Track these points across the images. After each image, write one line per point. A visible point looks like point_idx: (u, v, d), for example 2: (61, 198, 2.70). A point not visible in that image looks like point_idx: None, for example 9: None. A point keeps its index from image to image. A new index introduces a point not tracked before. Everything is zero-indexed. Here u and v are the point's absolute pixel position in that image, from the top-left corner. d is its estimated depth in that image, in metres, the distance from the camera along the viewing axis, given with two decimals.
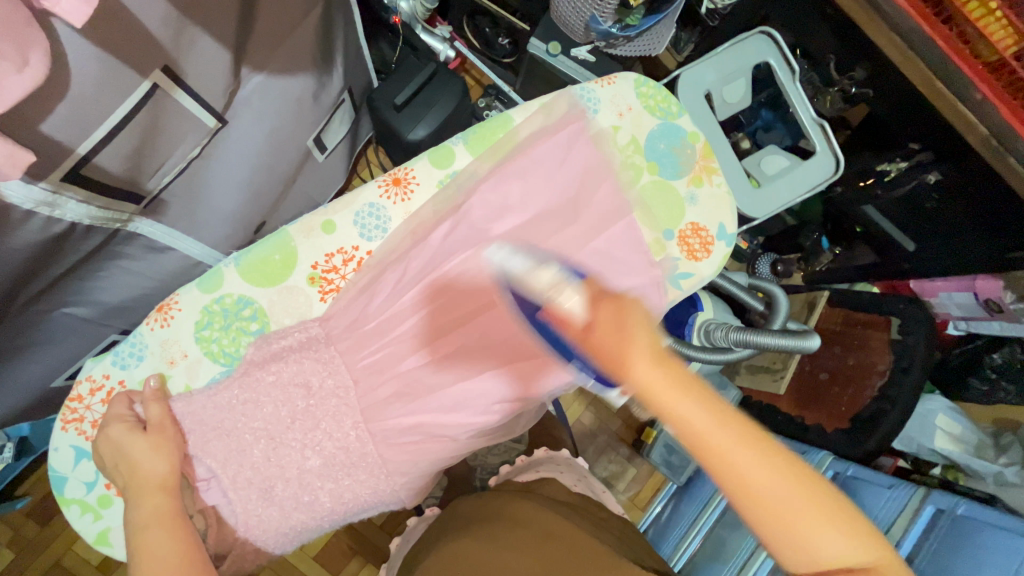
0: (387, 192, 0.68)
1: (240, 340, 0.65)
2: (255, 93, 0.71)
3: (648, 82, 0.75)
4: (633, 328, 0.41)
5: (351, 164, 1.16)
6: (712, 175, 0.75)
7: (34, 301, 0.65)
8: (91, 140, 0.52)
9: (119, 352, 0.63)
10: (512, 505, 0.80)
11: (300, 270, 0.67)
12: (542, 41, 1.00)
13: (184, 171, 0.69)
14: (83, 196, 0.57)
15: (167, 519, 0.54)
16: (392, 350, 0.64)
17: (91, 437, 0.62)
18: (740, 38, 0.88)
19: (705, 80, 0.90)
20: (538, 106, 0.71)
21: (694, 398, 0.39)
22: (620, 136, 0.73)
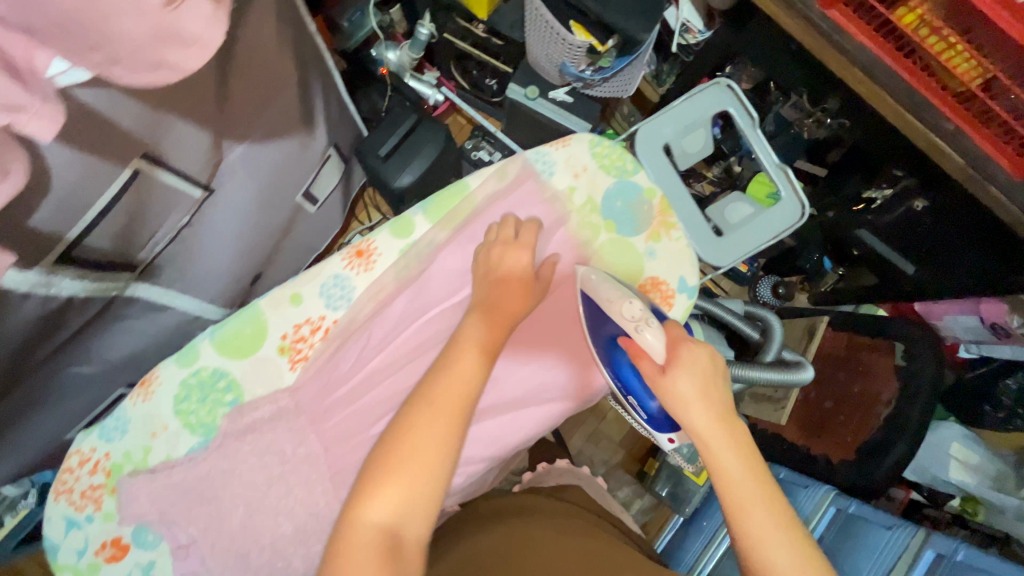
0: (350, 263, 0.68)
1: (216, 411, 0.64)
2: (237, 164, 0.75)
3: (603, 141, 0.75)
4: (706, 377, 0.57)
5: (347, 209, 1.20)
6: (671, 230, 0.75)
7: (44, 366, 0.69)
8: (80, 225, 0.56)
9: (105, 426, 0.63)
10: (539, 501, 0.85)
11: (270, 342, 0.66)
12: (521, 86, 1.02)
13: (174, 238, 0.74)
14: (77, 272, 0.61)
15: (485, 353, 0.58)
16: (366, 414, 0.68)
17: (83, 506, 0.61)
18: (694, 90, 0.83)
19: (662, 134, 0.86)
20: (492, 172, 0.72)
21: (741, 462, 0.54)
22: (576, 196, 0.74)
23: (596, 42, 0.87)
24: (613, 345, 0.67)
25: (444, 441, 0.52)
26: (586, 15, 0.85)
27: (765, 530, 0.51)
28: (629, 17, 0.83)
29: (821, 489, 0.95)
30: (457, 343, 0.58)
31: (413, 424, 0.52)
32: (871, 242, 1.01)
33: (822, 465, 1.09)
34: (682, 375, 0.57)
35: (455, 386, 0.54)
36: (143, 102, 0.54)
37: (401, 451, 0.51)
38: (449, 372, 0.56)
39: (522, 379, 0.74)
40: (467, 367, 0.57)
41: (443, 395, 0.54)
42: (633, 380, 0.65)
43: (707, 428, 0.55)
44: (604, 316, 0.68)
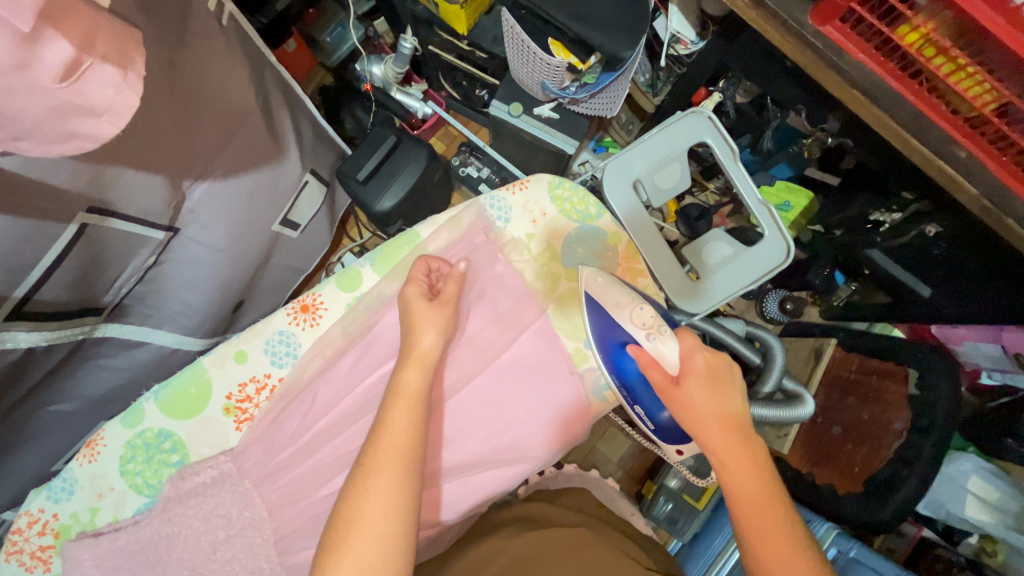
0: (295, 319, 0.67)
1: (162, 472, 0.64)
2: (202, 203, 0.73)
3: (562, 184, 0.73)
4: (722, 387, 0.55)
5: (335, 228, 1.19)
6: (637, 277, 0.73)
7: (23, 411, 0.68)
8: (27, 282, 0.56)
9: (53, 486, 0.63)
10: (537, 510, 0.75)
11: (216, 401, 0.65)
12: (504, 103, 0.98)
13: (140, 279, 0.73)
14: (32, 324, 0.60)
15: (410, 396, 0.57)
16: (311, 477, 0.66)
17: (33, 568, 0.62)
18: (670, 120, 0.79)
19: (632, 169, 0.83)
20: (445, 220, 0.71)
21: (757, 478, 0.52)
22: (535, 243, 0.72)
23: (577, 61, 0.82)
24: (618, 352, 0.64)
25: (391, 497, 0.50)
26: (564, 32, 0.80)
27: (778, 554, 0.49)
28: (609, 37, 0.77)
29: (824, 526, 0.93)
30: (390, 393, 0.58)
31: (356, 486, 0.51)
32: (883, 263, 0.91)
33: (827, 497, 1.03)
34: (695, 387, 0.55)
35: (398, 439, 0.54)
36: (75, 157, 0.53)
37: (350, 517, 0.49)
38: (390, 429, 0.55)
39: (476, 441, 0.68)
40: (400, 414, 0.56)
41: (386, 451, 0.53)
42: (640, 387, 0.64)
43: (723, 445, 0.53)
44: (611, 321, 0.64)
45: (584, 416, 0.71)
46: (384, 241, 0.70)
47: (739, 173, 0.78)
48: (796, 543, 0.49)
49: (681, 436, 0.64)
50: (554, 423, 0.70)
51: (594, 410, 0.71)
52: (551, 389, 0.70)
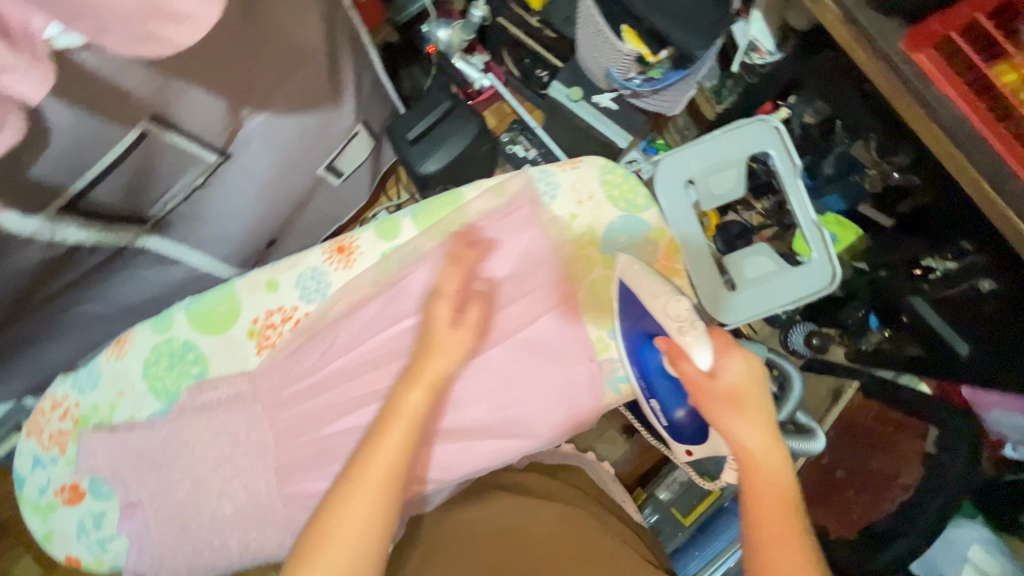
0: (330, 258, 0.68)
1: (180, 382, 0.66)
2: (256, 134, 0.75)
3: (615, 169, 0.73)
4: (754, 385, 0.54)
5: (374, 185, 1.20)
6: (675, 277, 0.71)
7: (51, 302, 0.72)
8: (84, 180, 0.58)
9: (80, 375, 0.67)
10: (534, 485, 0.75)
11: (241, 323, 0.67)
12: (565, 85, 0.97)
13: (186, 198, 0.75)
14: (82, 221, 0.62)
15: (411, 417, 0.55)
16: (318, 414, 0.67)
17: (51, 448, 0.65)
18: (736, 122, 0.78)
19: (686, 168, 0.81)
20: (490, 185, 0.71)
21: (781, 479, 0.51)
22: (576, 224, 0.72)
23: (645, 52, 0.80)
24: (645, 345, 0.64)
25: (372, 516, 0.50)
26: (637, 22, 0.77)
27: (789, 556, 0.47)
28: (683, 34, 0.75)
29: None
30: (390, 410, 0.55)
31: (338, 500, 0.51)
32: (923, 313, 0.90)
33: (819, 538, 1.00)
34: (731, 383, 0.54)
35: (385, 462, 0.52)
36: (148, 64, 0.55)
37: (324, 526, 0.50)
38: (382, 445, 0.53)
39: (482, 410, 0.69)
40: (398, 433, 0.54)
41: (371, 469, 0.52)
42: (660, 384, 0.64)
43: (754, 444, 0.52)
44: (642, 311, 0.65)
45: (593, 404, 0.70)
46: (429, 198, 0.71)
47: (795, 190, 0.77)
48: (809, 549, 0.48)
49: (692, 437, 0.64)
50: (561, 405, 0.70)
51: (605, 401, 0.71)
52: (565, 372, 0.70)
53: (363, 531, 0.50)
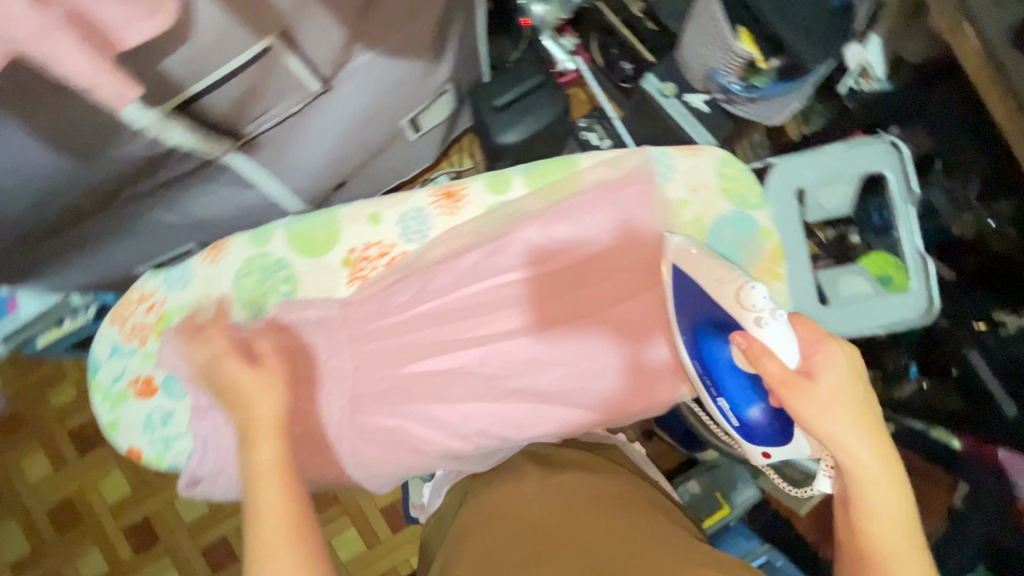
0: (437, 202, 0.72)
1: (269, 296, 0.70)
2: (362, 70, 0.75)
3: (735, 163, 0.73)
4: (855, 385, 0.50)
5: (441, 148, 1.20)
6: (774, 281, 0.71)
7: (133, 201, 0.73)
8: (203, 83, 0.58)
9: (171, 274, 0.72)
10: (575, 459, 0.73)
11: (338, 251, 0.71)
12: (658, 79, 0.96)
13: (280, 124, 0.74)
14: (188, 126, 0.62)
15: (280, 465, 0.53)
16: (401, 352, 0.71)
17: (130, 337, 0.70)
18: (861, 139, 0.77)
19: (803, 177, 0.78)
20: (608, 158, 0.72)
21: (886, 477, 0.49)
22: (686, 211, 0.72)
23: (758, 56, 0.79)
24: (713, 338, 0.61)
25: (302, 570, 0.47)
26: (760, 24, 0.77)
27: (895, 550, 0.48)
28: (806, 42, 0.75)
29: None
30: (249, 468, 0.53)
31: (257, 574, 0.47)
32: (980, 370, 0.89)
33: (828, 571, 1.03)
34: (833, 386, 0.50)
35: (275, 513, 0.50)
36: None
37: None
38: (264, 500, 0.51)
39: (550, 377, 0.71)
40: (274, 481, 0.52)
41: (264, 524, 0.49)
42: (730, 380, 0.61)
43: (867, 458, 0.49)
44: (710, 302, 0.62)
45: (669, 392, 0.71)
46: (542, 159, 0.73)
47: (906, 218, 0.77)
48: (912, 539, 0.49)
49: (772, 438, 0.59)
50: (632, 386, 0.71)
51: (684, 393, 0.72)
52: (640, 353, 0.71)
53: None
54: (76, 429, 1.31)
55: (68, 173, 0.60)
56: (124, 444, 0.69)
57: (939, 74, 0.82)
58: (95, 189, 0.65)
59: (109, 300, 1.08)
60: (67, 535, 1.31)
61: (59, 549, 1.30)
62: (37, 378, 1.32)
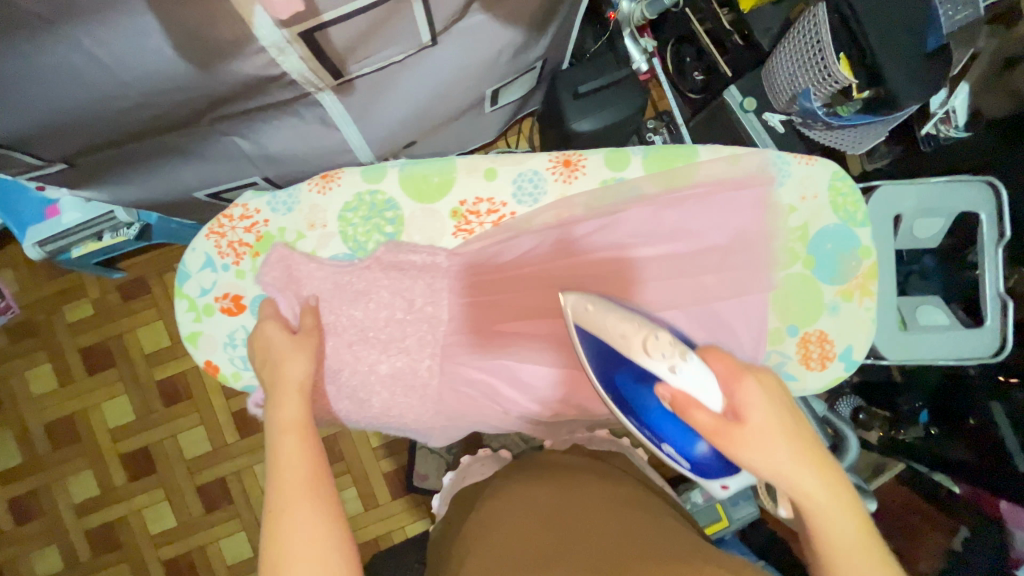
0: (555, 169, 0.76)
1: (374, 235, 0.78)
2: (470, 30, 0.75)
3: (846, 179, 0.76)
4: (784, 419, 0.55)
5: (505, 127, 1.20)
6: (865, 297, 0.76)
7: (221, 122, 0.73)
8: (336, 13, 0.58)
9: (275, 197, 0.76)
10: (568, 463, 0.80)
11: (448, 201, 0.78)
12: (740, 93, 0.97)
13: (381, 70, 0.73)
14: (305, 54, 0.62)
15: (298, 426, 0.64)
16: (491, 307, 0.81)
17: (220, 253, 0.77)
18: (961, 179, 0.81)
19: (903, 205, 0.82)
20: (729, 154, 0.75)
21: (834, 499, 0.53)
22: (794, 217, 0.76)
23: (855, 85, 0.80)
24: (642, 389, 0.67)
25: (314, 527, 0.55)
26: (862, 52, 0.78)
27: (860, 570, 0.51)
28: (904, 78, 0.77)
29: None
30: (275, 429, 0.64)
31: (278, 528, 0.55)
32: (998, 420, 0.92)
33: None
34: (759, 423, 0.55)
35: (298, 471, 0.59)
36: None
37: (273, 561, 0.53)
38: (285, 464, 0.60)
39: None
40: (292, 445, 0.62)
41: (285, 481, 0.58)
42: (669, 425, 0.66)
43: (814, 488, 0.53)
44: (625, 358, 0.67)
45: None
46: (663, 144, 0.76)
47: (991, 261, 0.81)
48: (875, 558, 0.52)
49: (721, 470, 0.65)
50: None
51: None
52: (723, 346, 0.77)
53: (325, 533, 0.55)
54: (86, 348, 1.29)
55: (181, 80, 0.60)
56: (204, 353, 0.78)
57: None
58: (195, 102, 0.65)
59: (152, 223, 1.05)
60: (61, 453, 1.28)
61: (52, 465, 1.28)
62: (55, 290, 1.30)
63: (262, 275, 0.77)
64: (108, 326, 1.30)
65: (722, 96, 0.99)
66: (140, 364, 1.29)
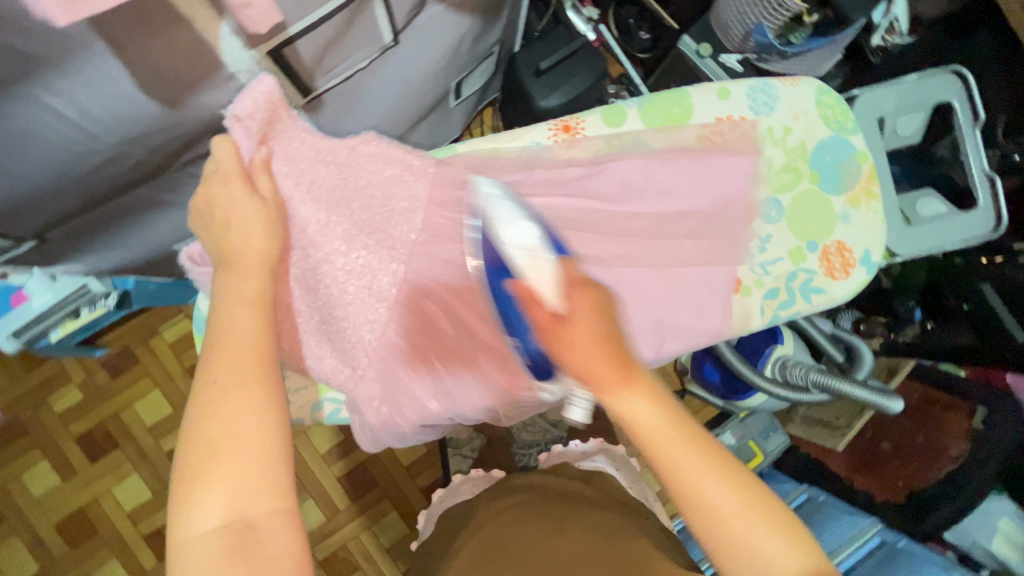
0: (556, 134, 0.76)
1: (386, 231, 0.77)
2: (429, 23, 0.74)
3: (831, 92, 0.80)
4: (610, 337, 0.49)
5: (469, 120, 1.20)
6: (871, 200, 0.80)
7: (191, 164, 0.71)
8: (302, 24, 0.56)
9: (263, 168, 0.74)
10: (540, 482, 0.83)
11: None
12: (694, 41, 0.99)
13: (347, 80, 0.72)
14: (272, 74, 0.61)
15: (255, 304, 0.58)
16: None
17: None
18: (929, 72, 0.86)
19: (883, 107, 0.87)
20: (717, 90, 0.79)
21: (679, 433, 0.48)
22: (790, 137, 0.79)
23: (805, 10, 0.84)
24: (500, 275, 0.63)
25: (254, 410, 0.49)
26: None
27: (701, 476, 0.47)
28: None
29: (867, 519, 1.00)
30: (230, 302, 0.58)
31: (207, 407, 0.49)
32: (991, 298, 0.98)
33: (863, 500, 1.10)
34: (595, 334, 0.49)
35: (240, 352, 0.53)
36: None
37: (212, 435, 0.47)
38: (229, 343, 0.54)
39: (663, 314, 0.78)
40: (246, 327, 0.56)
41: (225, 363, 0.52)
42: (518, 316, 0.63)
43: (641, 407, 0.48)
44: (494, 243, 0.63)
45: (785, 307, 0.79)
46: (654, 93, 0.79)
47: (972, 141, 0.86)
48: (718, 465, 0.48)
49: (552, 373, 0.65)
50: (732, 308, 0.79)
51: (796, 309, 0.79)
52: (746, 278, 0.79)
53: (259, 429, 0.49)
54: (84, 435, 1.22)
55: (152, 124, 0.57)
56: None
57: (971, 25, 0.98)
58: (166, 147, 0.63)
59: (131, 289, 1.00)
60: (80, 549, 1.21)
61: (72, 564, 1.21)
62: (36, 383, 1.22)
63: (232, 103, 0.62)
64: (101, 407, 1.23)
65: (678, 48, 1.01)
66: (144, 439, 1.23)
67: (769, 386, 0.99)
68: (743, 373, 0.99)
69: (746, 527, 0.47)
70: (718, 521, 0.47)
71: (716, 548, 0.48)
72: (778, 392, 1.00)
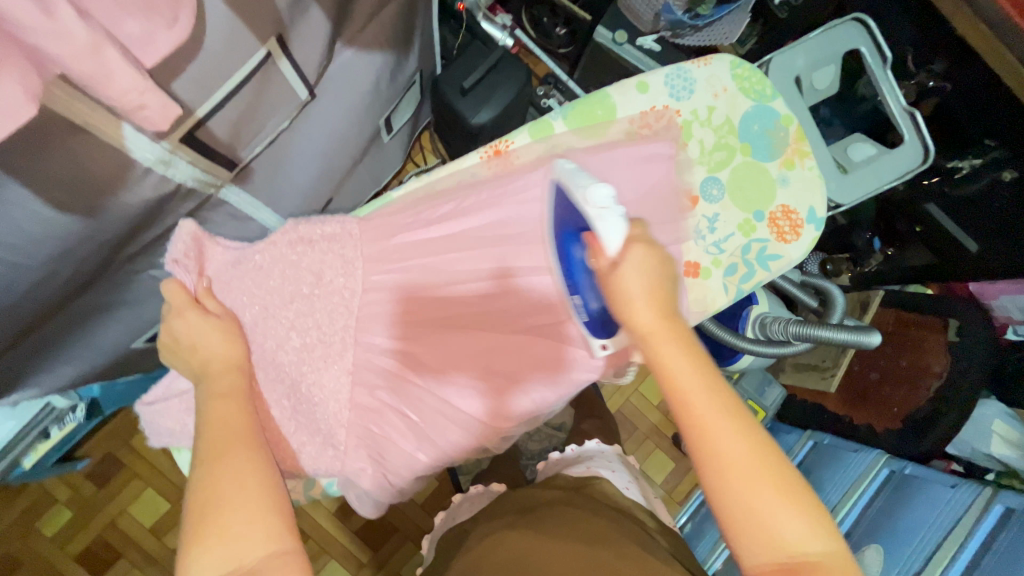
0: (488, 160, 0.77)
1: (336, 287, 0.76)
2: (343, 69, 0.73)
3: (744, 64, 0.82)
4: (656, 289, 0.52)
5: (408, 148, 1.19)
6: (805, 159, 0.81)
7: (128, 263, 0.68)
8: (209, 103, 0.56)
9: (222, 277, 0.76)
10: (529, 499, 0.82)
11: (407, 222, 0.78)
12: (609, 30, 1.00)
13: (272, 143, 0.70)
14: (192, 157, 0.60)
15: (231, 395, 0.61)
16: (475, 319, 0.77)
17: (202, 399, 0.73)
18: (832, 24, 0.88)
19: (795, 66, 0.89)
20: (635, 85, 0.80)
21: (703, 378, 0.48)
22: (715, 115, 0.81)
23: None
24: (570, 238, 0.65)
25: (245, 472, 0.50)
26: None
27: (720, 430, 0.47)
28: None
29: (874, 453, 1.02)
30: (212, 393, 0.60)
31: (204, 476, 0.50)
32: (938, 218, 1.01)
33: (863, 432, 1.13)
34: (639, 283, 0.52)
35: (234, 426, 0.56)
36: None
37: (204, 497, 0.48)
38: (218, 420, 0.57)
39: None
40: (230, 408, 0.59)
41: (215, 439, 0.54)
42: (581, 275, 0.65)
43: (676, 357, 0.49)
44: (570, 207, 0.65)
45: (746, 280, 0.81)
46: (575, 100, 0.79)
47: (886, 82, 0.89)
48: (738, 426, 0.47)
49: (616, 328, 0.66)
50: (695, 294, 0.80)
51: (758, 279, 0.81)
52: (703, 261, 0.80)
53: (247, 486, 0.49)
54: (84, 554, 1.17)
55: (75, 237, 0.55)
56: None
57: None
58: (98, 254, 0.61)
59: (99, 395, 0.96)
60: None
61: None
62: (19, 512, 1.17)
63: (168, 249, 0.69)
64: (95, 520, 1.18)
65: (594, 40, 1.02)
66: (148, 542, 1.18)
67: (750, 346, 1.01)
68: (725, 339, 1.00)
69: (764, 497, 0.45)
70: (727, 478, 0.45)
71: (727, 518, 0.45)
72: (764, 350, 1.02)
